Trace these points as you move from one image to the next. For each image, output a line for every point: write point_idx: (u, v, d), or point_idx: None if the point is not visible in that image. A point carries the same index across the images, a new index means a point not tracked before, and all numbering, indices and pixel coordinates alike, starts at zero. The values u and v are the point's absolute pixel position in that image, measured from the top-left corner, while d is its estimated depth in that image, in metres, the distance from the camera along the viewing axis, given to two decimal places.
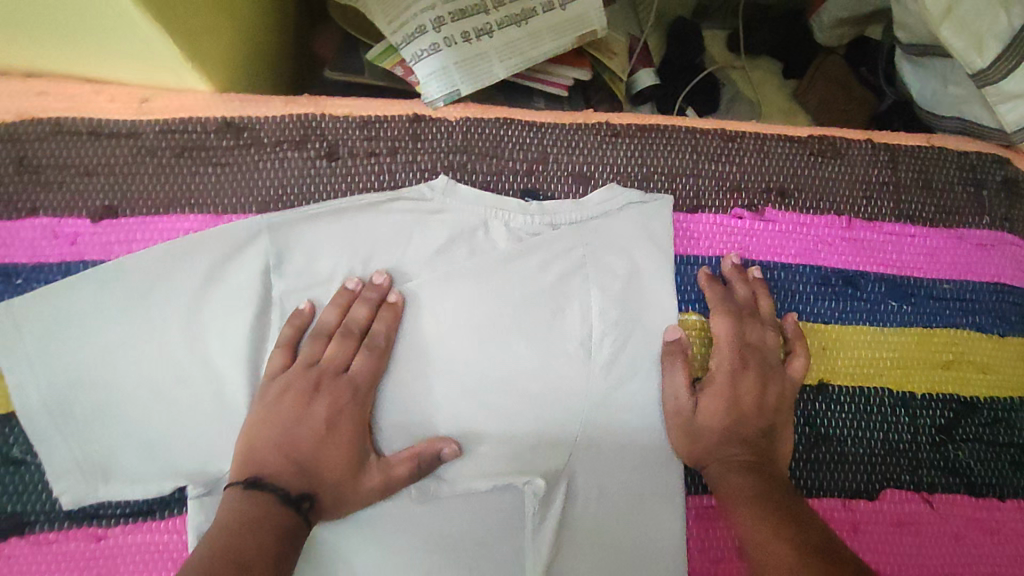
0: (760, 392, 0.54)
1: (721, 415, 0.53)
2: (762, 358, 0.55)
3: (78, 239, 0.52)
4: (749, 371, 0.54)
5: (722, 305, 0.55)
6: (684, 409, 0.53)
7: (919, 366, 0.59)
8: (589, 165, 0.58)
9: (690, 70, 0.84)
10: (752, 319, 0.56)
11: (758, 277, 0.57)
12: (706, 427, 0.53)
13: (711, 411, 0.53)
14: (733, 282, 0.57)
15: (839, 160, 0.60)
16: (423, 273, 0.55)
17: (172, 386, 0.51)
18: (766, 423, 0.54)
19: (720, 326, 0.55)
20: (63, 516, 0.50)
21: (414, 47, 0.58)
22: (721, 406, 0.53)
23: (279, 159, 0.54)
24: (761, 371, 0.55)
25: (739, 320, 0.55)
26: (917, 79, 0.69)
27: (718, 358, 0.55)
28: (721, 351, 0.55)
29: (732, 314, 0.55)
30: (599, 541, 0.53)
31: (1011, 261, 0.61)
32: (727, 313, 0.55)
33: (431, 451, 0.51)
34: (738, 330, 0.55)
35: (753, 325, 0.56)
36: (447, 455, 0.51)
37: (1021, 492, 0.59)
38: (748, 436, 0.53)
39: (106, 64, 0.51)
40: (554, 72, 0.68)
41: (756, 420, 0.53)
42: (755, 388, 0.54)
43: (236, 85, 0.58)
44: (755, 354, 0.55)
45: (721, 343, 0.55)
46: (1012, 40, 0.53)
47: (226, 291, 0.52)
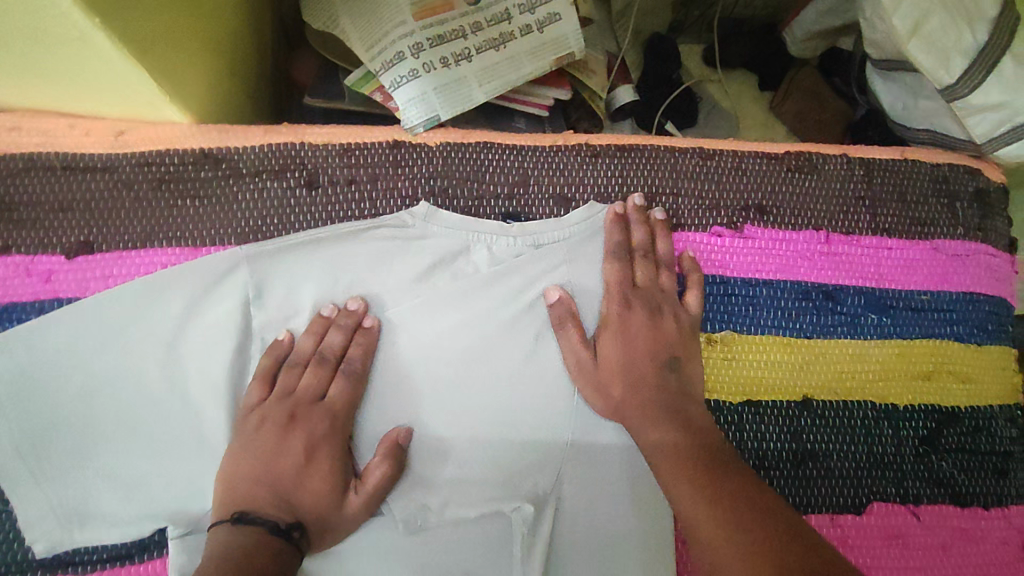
0: (651, 334, 0.54)
1: (619, 361, 0.53)
2: (653, 296, 0.55)
3: (52, 277, 0.51)
4: (638, 310, 0.54)
5: (613, 246, 0.56)
6: (585, 360, 0.53)
7: (901, 377, 0.59)
8: (570, 186, 0.57)
9: (668, 85, 0.85)
10: (642, 258, 0.56)
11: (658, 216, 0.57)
12: (603, 374, 0.53)
13: (612, 356, 0.53)
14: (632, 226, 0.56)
15: (816, 175, 0.61)
16: (405, 299, 0.54)
17: (151, 424, 0.50)
18: (662, 359, 0.53)
19: (609, 270, 0.56)
20: (38, 565, 0.49)
21: (392, 74, 0.58)
22: (616, 349, 0.53)
23: (258, 189, 0.54)
24: (652, 311, 0.55)
25: (628, 261, 0.56)
26: (889, 93, 0.70)
27: (605, 303, 0.55)
28: (609, 295, 0.55)
29: (620, 257, 0.56)
30: (589, 565, 0.53)
31: (987, 271, 0.62)
32: (615, 255, 0.56)
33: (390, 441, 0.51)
34: (625, 271, 0.55)
35: (642, 265, 0.56)
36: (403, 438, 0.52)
37: (1004, 499, 0.60)
38: (651, 377, 0.53)
39: (79, 99, 0.50)
40: (534, 92, 0.68)
41: (658, 358, 0.53)
42: (646, 328, 0.54)
43: (213, 115, 0.57)
44: (646, 295, 0.55)
45: (607, 288, 0.55)
46: (977, 56, 0.55)
47: (205, 325, 0.52)
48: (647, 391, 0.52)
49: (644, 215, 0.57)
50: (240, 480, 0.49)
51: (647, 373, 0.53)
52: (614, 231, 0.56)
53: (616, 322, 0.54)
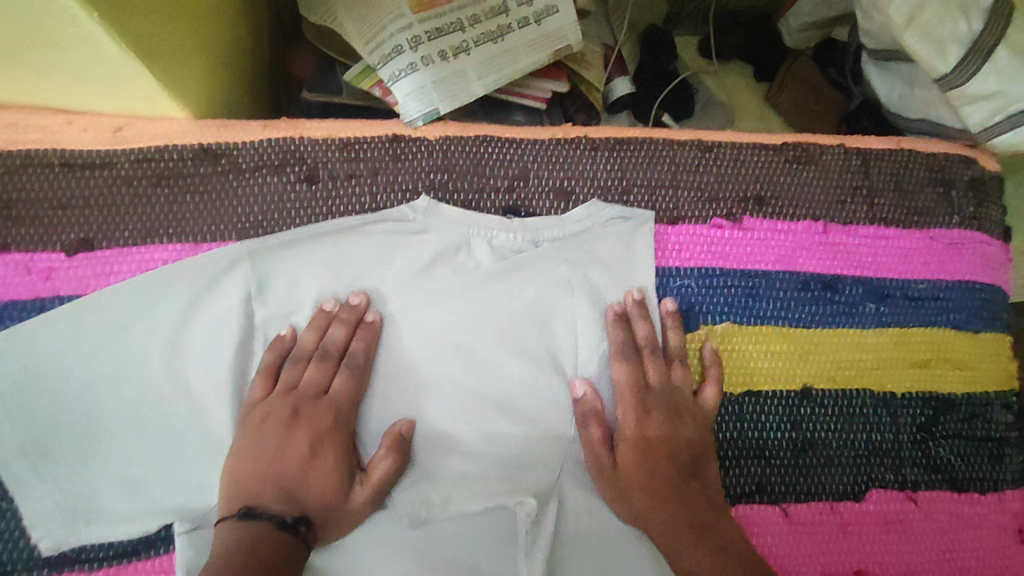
0: (668, 435, 0.54)
1: (641, 463, 0.53)
2: (668, 399, 0.55)
3: (52, 274, 0.51)
4: (654, 416, 0.54)
5: (620, 347, 0.55)
6: (605, 462, 0.53)
7: (899, 365, 0.60)
8: (570, 179, 0.58)
9: (665, 77, 0.85)
10: (652, 358, 0.56)
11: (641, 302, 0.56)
12: (626, 484, 0.53)
13: (629, 460, 0.53)
14: (632, 320, 0.56)
15: (814, 166, 0.61)
16: (407, 295, 0.54)
17: (155, 420, 0.50)
18: (684, 462, 0.53)
19: (620, 372, 0.55)
20: (43, 563, 0.48)
21: (390, 68, 0.57)
22: (638, 463, 0.53)
23: (258, 185, 0.53)
24: (667, 415, 0.54)
25: (638, 363, 0.55)
26: (884, 83, 0.70)
27: (621, 407, 0.55)
28: (623, 396, 0.55)
29: (628, 359, 0.55)
30: (594, 555, 0.53)
31: (982, 259, 0.63)
32: (623, 357, 0.55)
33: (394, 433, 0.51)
34: (636, 376, 0.55)
35: (654, 364, 0.56)
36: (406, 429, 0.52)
37: (1000, 484, 0.61)
38: (674, 480, 0.52)
39: (76, 94, 0.50)
40: (532, 85, 0.68)
41: (678, 459, 0.53)
42: (664, 433, 0.54)
43: (212, 110, 0.57)
44: (660, 398, 0.55)
45: (620, 392, 0.55)
46: (972, 44, 0.55)
47: (207, 321, 0.52)
48: (666, 487, 0.52)
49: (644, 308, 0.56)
50: (245, 475, 0.49)
51: (669, 474, 0.53)
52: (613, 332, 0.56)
53: (636, 433, 0.54)
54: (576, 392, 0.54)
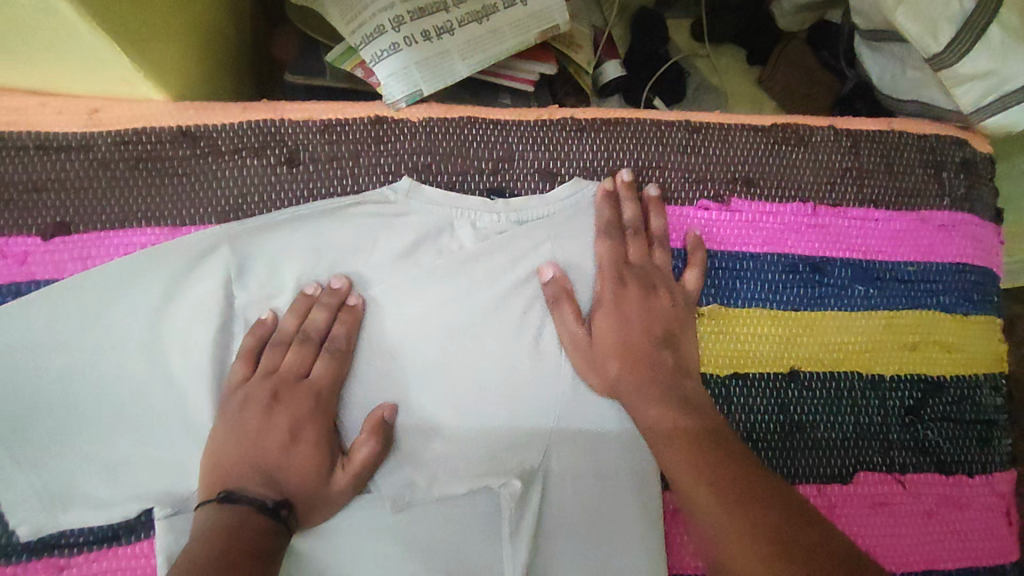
0: (643, 306, 0.55)
1: (616, 339, 0.54)
2: (647, 274, 0.55)
3: (28, 259, 0.50)
4: (630, 288, 0.55)
5: (607, 223, 0.55)
6: (580, 336, 0.54)
7: (887, 348, 0.60)
8: (555, 161, 0.57)
9: (656, 59, 0.84)
10: (635, 237, 0.56)
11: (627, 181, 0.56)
12: (600, 359, 0.53)
13: (606, 329, 0.54)
14: (621, 201, 0.56)
15: (803, 148, 0.60)
16: (390, 277, 0.54)
17: (134, 405, 0.50)
18: (657, 333, 0.54)
19: (602, 250, 0.55)
20: (22, 548, 0.48)
21: (373, 48, 0.56)
22: (612, 324, 0.54)
23: (238, 167, 0.53)
24: (645, 288, 0.55)
25: (621, 240, 0.55)
26: (877, 65, 0.70)
27: (598, 281, 0.55)
28: (602, 271, 0.55)
29: (612, 236, 0.55)
30: (580, 538, 0.53)
31: (972, 241, 0.62)
32: (606, 234, 0.55)
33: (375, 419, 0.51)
34: (618, 253, 0.55)
35: (636, 240, 0.56)
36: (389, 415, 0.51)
37: (989, 467, 0.60)
38: (648, 356, 0.53)
39: (51, 76, 0.49)
40: (520, 67, 0.67)
41: (652, 331, 0.54)
42: (640, 305, 0.55)
43: (192, 92, 0.56)
44: (641, 273, 0.55)
45: (600, 266, 0.55)
46: (965, 23, 0.54)
47: (187, 305, 0.51)
48: (641, 372, 0.53)
49: (631, 189, 0.56)
50: (225, 460, 0.48)
51: (644, 345, 0.54)
52: (603, 206, 0.56)
53: (609, 301, 0.54)
54: (544, 276, 0.54)
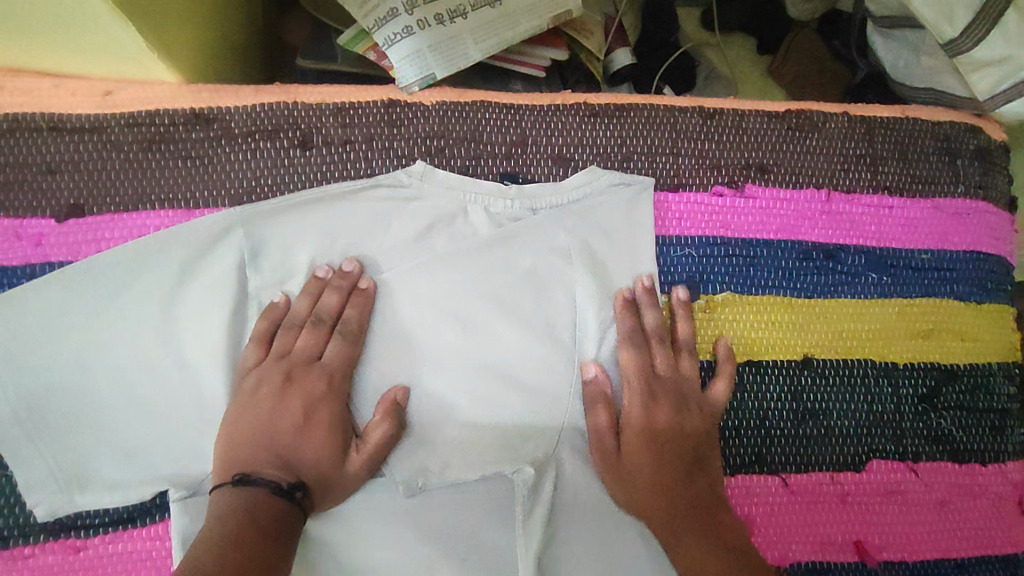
0: (676, 419, 0.53)
1: (647, 452, 0.52)
2: (674, 388, 0.54)
3: (42, 240, 0.50)
4: (661, 407, 0.53)
5: (629, 335, 0.54)
6: (609, 447, 0.52)
7: (900, 336, 0.59)
8: (569, 146, 0.57)
9: (667, 48, 0.83)
10: (660, 345, 0.55)
11: (649, 287, 0.55)
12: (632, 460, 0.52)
13: (637, 449, 0.52)
14: (642, 308, 0.55)
15: (817, 134, 0.60)
16: (403, 263, 0.54)
17: (149, 387, 0.50)
18: (690, 453, 0.53)
19: (626, 357, 0.54)
20: (39, 529, 0.48)
21: (386, 31, 0.56)
22: (646, 452, 0.52)
23: (251, 150, 0.52)
24: (675, 403, 0.54)
25: (647, 350, 0.54)
26: (890, 52, 0.69)
27: (628, 392, 0.54)
28: (629, 379, 0.54)
29: (637, 346, 0.54)
30: (593, 524, 0.53)
31: (987, 229, 0.62)
32: (632, 343, 0.54)
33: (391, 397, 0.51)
34: (642, 350, 0.54)
35: (661, 351, 0.55)
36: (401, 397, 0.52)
37: (1001, 455, 0.60)
38: (676, 462, 0.52)
39: (65, 56, 0.49)
40: (530, 53, 0.67)
41: (685, 452, 0.53)
42: (671, 415, 0.53)
43: (204, 75, 0.56)
44: (669, 385, 0.54)
45: (627, 371, 0.54)
46: (982, 8, 0.53)
47: (200, 288, 0.51)
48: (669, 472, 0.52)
49: (651, 295, 0.55)
50: (239, 443, 0.48)
51: (675, 462, 0.52)
52: (624, 315, 0.54)
53: (642, 431, 0.53)
54: (588, 373, 0.54)
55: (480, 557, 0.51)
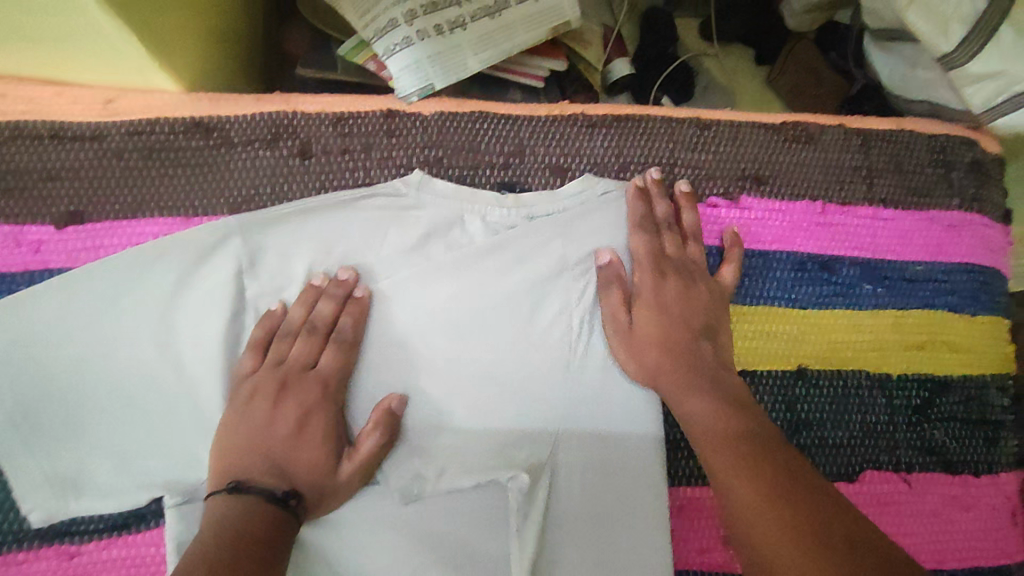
0: (684, 298, 0.54)
1: (655, 323, 0.53)
2: (683, 268, 0.56)
3: (41, 247, 0.51)
4: (667, 282, 0.55)
5: (640, 216, 0.56)
6: (622, 323, 0.54)
7: (895, 348, 0.60)
8: (566, 157, 0.57)
9: (665, 58, 0.84)
10: (669, 230, 0.56)
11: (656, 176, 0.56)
12: (641, 353, 0.53)
13: (648, 325, 0.53)
14: (653, 198, 0.56)
15: (813, 146, 0.60)
16: (399, 271, 0.54)
17: (145, 394, 0.50)
18: (696, 325, 0.54)
19: (637, 243, 0.56)
20: (34, 535, 0.49)
21: (385, 41, 0.57)
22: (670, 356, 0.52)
23: (250, 158, 0.53)
24: (684, 283, 0.55)
25: (655, 235, 0.56)
26: (886, 65, 0.70)
27: (640, 273, 0.55)
28: (642, 265, 0.55)
29: (648, 229, 0.56)
30: (587, 532, 0.53)
31: (981, 241, 0.62)
32: (642, 227, 0.56)
33: (385, 411, 0.51)
34: (655, 245, 0.55)
35: (671, 236, 0.56)
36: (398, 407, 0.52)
37: (994, 467, 0.60)
38: (691, 356, 0.52)
39: (67, 65, 0.49)
40: (528, 63, 0.67)
41: (693, 329, 0.54)
42: (678, 296, 0.54)
43: (205, 83, 0.56)
44: (677, 266, 0.55)
45: (638, 257, 0.55)
46: (977, 23, 0.54)
47: (198, 295, 0.51)
48: (682, 363, 0.52)
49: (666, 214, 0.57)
50: (234, 450, 0.48)
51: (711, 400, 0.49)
52: (637, 199, 0.56)
53: (649, 253, 0.55)
54: (601, 260, 0.55)
55: (474, 565, 0.51)
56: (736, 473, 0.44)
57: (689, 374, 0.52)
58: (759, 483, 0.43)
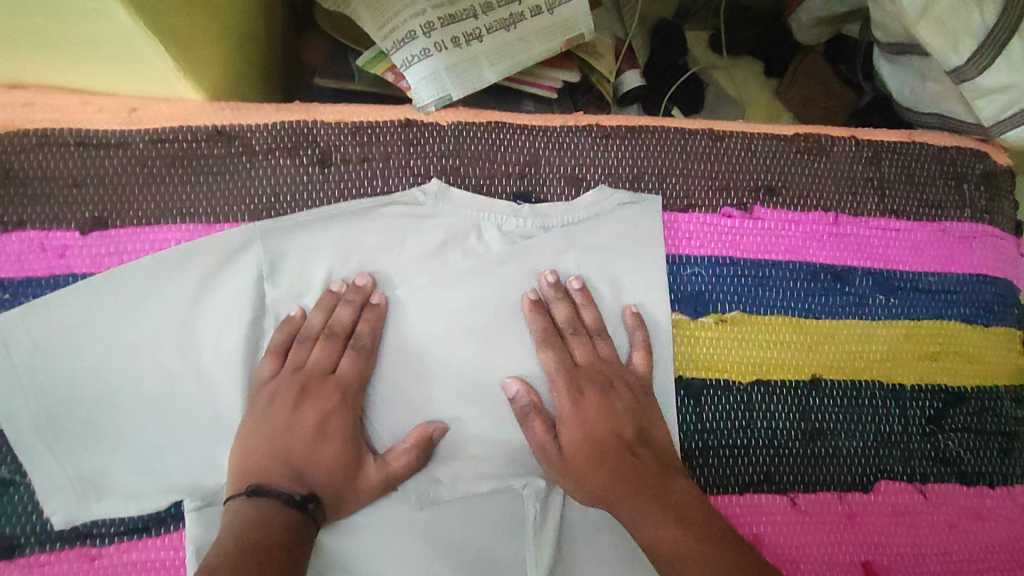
0: (607, 412, 0.53)
1: (585, 446, 0.52)
2: (598, 373, 0.54)
3: (66, 252, 0.51)
4: (588, 402, 0.53)
5: (543, 332, 0.54)
6: (550, 451, 0.52)
7: (908, 358, 0.60)
8: (581, 167, 0.58)
9: (676, 70, 0.85)
10: (574, 334, 0.55)
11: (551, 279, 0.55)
12: (577, 468, 0.51)
13: (575, 447, 0.52)
14: (552, 303, 0.55)
15: (825, 157, 0.61)
16: (416, 278, 0.55)
17: (166, 398, 0.51)
18: (628, 438, 0.52)
19: (547, 359, 0.54)
20: (55, 536, 0.49)
21: (404, 52, 0.58)
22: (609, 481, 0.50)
23: (271, 166, 0.54)
24: (601, 389, 0.53)
25: (566, 347, 0.54)
26: (896, 77, 0.70)
27: (555, 392, 0.53)
28: (553, 381, 0.53)
29: (553, 344, 0.54)
30: (601, 539, 0.53)
31: (993, 253, 0.63)
32: (549, 342, 0.54)
33: (422, 433, 0.52)
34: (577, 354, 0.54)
35: (576, 342, 0.55)
36: (436, 435, 0.52)
37: (1009, 478, 0.60)
38: (622, 466, 0.51)
39: (94, 75, 0.50)
40: (543, 74, 0.68)
41: (623, 436, 0.52)
42: (601, 408, 0.53)
43: (225, 94, 0.57)
44: (596, 373, 0.54)
45: (552, 374, 0.53)
46: (986, 37, 0.55)
47: (219, 301, 0.52)
48: (617, 478, 0.50)
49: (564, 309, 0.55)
50: (253, 455, 0.49)
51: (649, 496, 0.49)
52: (535, 316, 0.54)
53: (572, 408, 0.53)
54: (570, 287, 0.55)
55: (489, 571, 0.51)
56: (695, 559, 0.46)
57: (619, 481, 0.50)
58: (726, 566, 0.46)
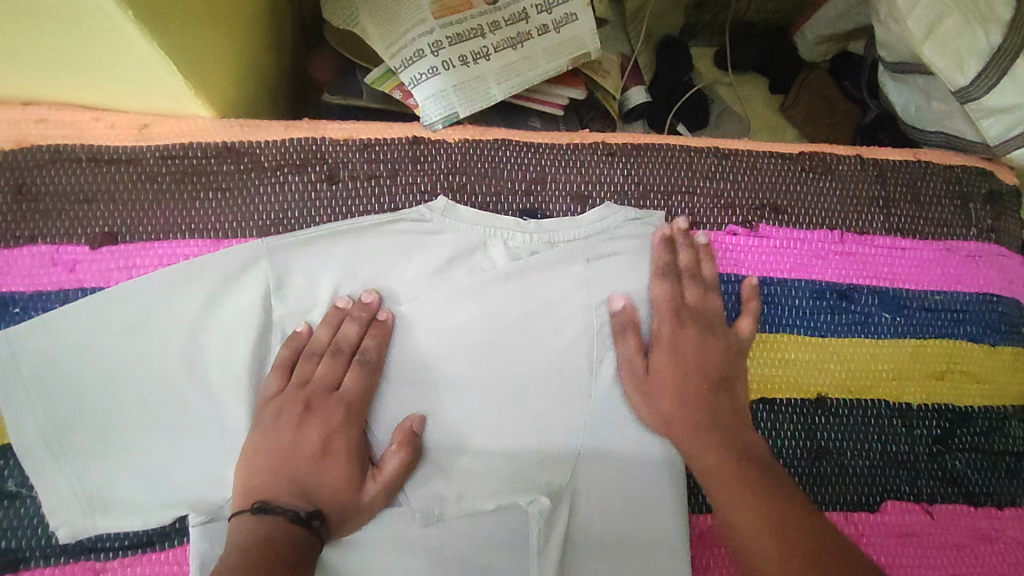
0: (702, 349, 0.55)
1: (677, 371, 0.54)
2: (702, 315, 0.56)
3: (76, 267, 0.52)
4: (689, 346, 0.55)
5: (662, 266, 0.56)
6: (639, 369, 0.54)
7: (914, 376, 0.60)
8: (587, 184, 0.58)
9: (681, 87, 0.85)
10: (689, 280, 0.57)
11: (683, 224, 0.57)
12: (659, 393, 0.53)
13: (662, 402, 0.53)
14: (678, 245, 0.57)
15: (830, 176, 0.61)
16: (423, 294, 0.55)
17: (173, 412, 0.51)
18: (714, 377, 0.55)
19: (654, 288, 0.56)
20: (61, 550, 0.49)
21: (412, 71, 0.59)
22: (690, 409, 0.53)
23: (280, 183, 0.54)
24: (702, 328, 0.56)
25: (678, 284, 0.56)
26: (901, 95, 0.71)
27: (657, 322, 0.56)
28: (658, 310, 0.56)
29: (668, 276, 0.56)
30: (605, 555, 0.53)
31: (1000, 272, 0.62)
32: (663, 275, 0.56)
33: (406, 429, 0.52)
34: (676, 291, 0.56)
35: (691, 284, 0.57)
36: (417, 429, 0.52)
37: (1018, 499, 0.60)
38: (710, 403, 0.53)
39: (107, 92, 0.51)
40: (549, 92, 0.69)
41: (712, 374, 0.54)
42: (697, 347, 0.55)
43: (236, 110, 0.58)
44: (699, 315, 0.56)
45: (657, 306, 0.56)
46: (992, 56, 0.55)
47: (226, 316, 0.52)
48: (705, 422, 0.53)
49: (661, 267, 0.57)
50: (257, 469, 0.49)
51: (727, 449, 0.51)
52: (661, 249, 0.57)
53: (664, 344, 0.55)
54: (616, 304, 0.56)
55: None
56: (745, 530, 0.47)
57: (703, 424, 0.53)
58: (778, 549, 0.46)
